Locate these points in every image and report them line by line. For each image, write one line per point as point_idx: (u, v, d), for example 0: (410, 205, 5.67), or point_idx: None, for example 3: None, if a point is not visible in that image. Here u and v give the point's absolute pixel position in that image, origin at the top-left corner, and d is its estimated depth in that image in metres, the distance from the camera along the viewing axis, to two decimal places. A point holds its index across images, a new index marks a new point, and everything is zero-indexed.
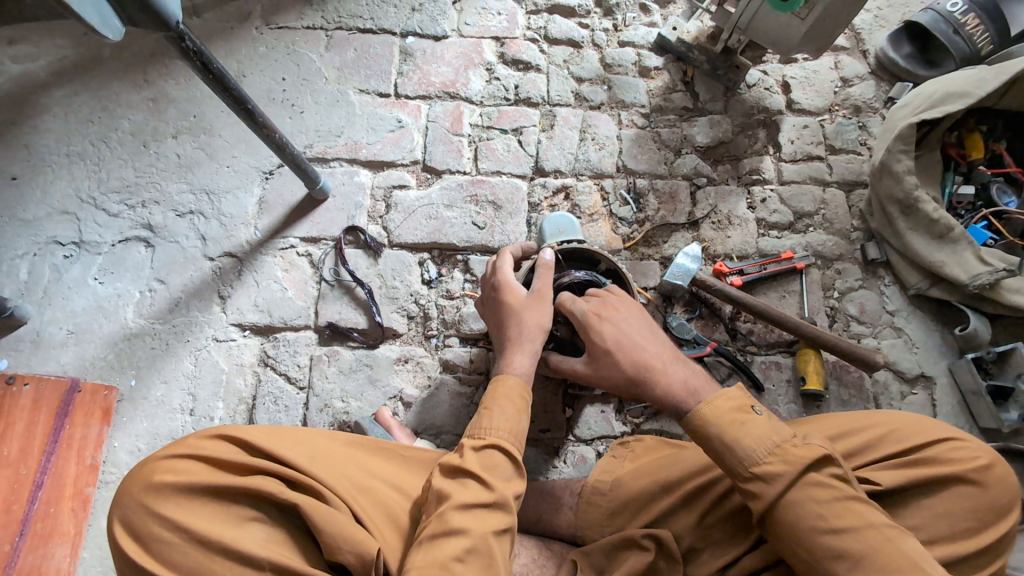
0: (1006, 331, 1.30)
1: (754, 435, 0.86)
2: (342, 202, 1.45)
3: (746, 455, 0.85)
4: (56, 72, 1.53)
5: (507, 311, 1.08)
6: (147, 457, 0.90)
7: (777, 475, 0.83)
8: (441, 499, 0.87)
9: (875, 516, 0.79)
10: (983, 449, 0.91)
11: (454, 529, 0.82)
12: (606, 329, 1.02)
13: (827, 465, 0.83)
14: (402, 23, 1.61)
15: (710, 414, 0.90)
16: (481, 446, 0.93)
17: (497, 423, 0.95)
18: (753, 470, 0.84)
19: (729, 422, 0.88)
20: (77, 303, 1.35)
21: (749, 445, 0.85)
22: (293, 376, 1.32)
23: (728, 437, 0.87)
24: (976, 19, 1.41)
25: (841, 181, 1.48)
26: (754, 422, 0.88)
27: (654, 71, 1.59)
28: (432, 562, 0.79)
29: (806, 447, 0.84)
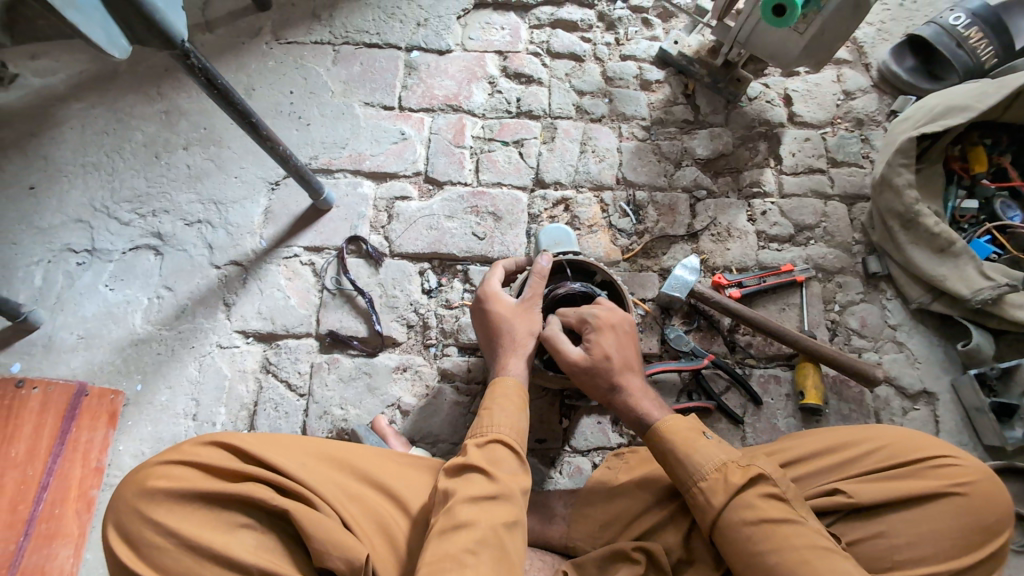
0: (1011, 347, 1.28)
1: (703, 452, 0.92)
2: (346, 212, 1.48)
3: (695, 471, 0.91)
4: (74, 86, 1.59)
5: (497, 319, 1.09)
6: (143, 463, 0.92)
7: (718, 490, 0.88)
8: (447, 496, 0.88)
9: (798, 538, 0.81)
10: (975, 467, 0.91)
11: (462, 522, 0.83)
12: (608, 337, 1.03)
13: (764, 483, 0.88)
14: (407, 38, 1.65)
15: (667, 428, 0.96)
16: (485, 441, 0.95)
17: (499, 421, 0.97)
18: (700, 484, 0.90)
19: (684, 440, 0.94)
20: (88, 309, 1.39)
21: (697, 460, 0.91)
22: (294, 383, 1.34)
23: (682, 450, 0.93)
24: (979, 33, 1.40)
25: (843, 194, 1.47)
26: (706, 442, 0.94)
27: (655, 84, 1.60)
28: (444, 555, 0.79)
29: (747, 468, 0.90)
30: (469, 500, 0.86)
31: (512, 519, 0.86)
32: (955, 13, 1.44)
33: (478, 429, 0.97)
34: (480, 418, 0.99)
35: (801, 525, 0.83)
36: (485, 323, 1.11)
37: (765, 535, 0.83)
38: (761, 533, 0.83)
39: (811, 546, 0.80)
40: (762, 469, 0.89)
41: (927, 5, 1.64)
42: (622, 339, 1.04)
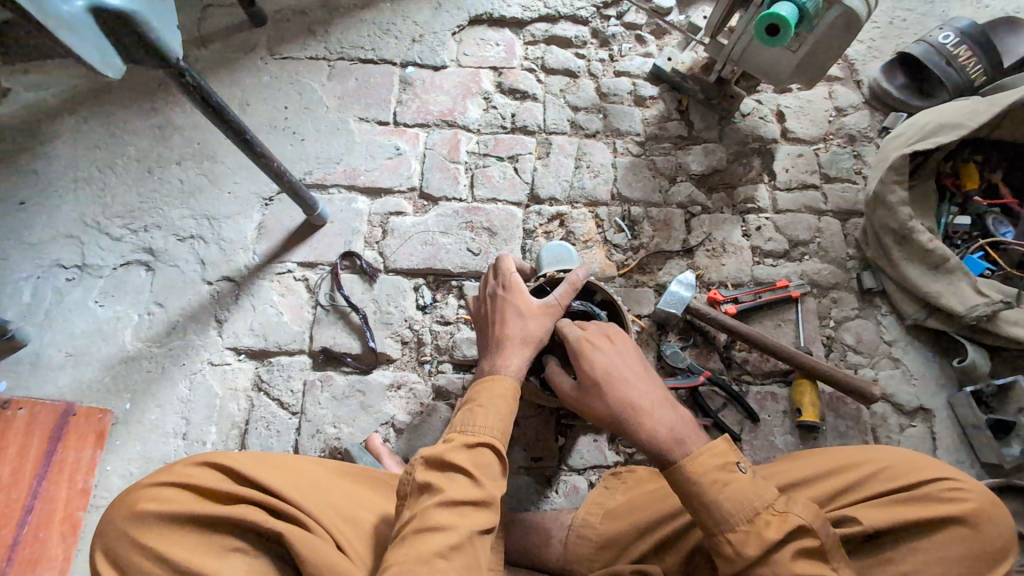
0: (1006, 364, 1.28)
1: (733, 498, 0.87)
2: (340, 227, 1.47)
3: (723, 518, 0.87)
4: (66, 100, 1.58)
5: (514, 311, 1.09)
6: (134, 485, 0.90)
7: (749, 543, 0.84)
8: (429, 490, 0.86)
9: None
10: (978, 489, 0.90)
11: (442, 525, 0.82)
12: (598, 359, 1.02)
13: (802, 535, 0.84)
14: (402, 54, 1.65)
15: (694, 467, 0.90)
16: (473, 444, 0.92)
17: (481, 426, 0.94)
18: (727, 535, 0.86)
19: (711, 481, 0.89)
20: (77, 326, 1.37)
21: (725, 508, 0.87)
22: (286, 401, 1.32)
23: (707, 496, 0.88)
24: (968, 52, 1.42)
25: (836, 210, 1.48)
26: (738, 481, 0.88)
27: (649, 100, 1.61)
28: (420, 558, 0.78)
29: (784, 515, 0.85)
30: (443, 505, 0.84)
31: (487, 527, 0.86)
32: (944, 32, 1.46)
33: (457, 428, 0.95)
34: (462, 417, 0.97)
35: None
36: (500, 310, 1.10)
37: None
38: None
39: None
40: (801, 519, 0.84)
41: (917, 23, 1.66)
42: (612, 365, 1.01)
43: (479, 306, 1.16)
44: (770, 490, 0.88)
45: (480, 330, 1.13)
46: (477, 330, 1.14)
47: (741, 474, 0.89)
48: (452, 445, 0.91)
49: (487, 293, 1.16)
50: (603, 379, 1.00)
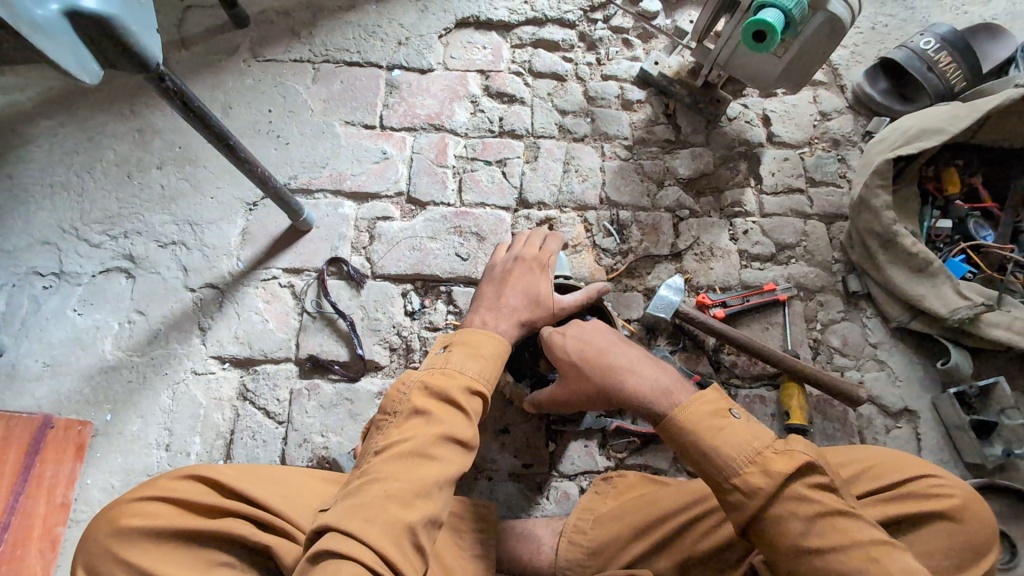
0: (987, 364, 1.31)
1: (731, 442, 0.85)
2: (326, 233, 1.45)
3: (725, 465, 0.84)
4: (42, 103, 1.54)
5: (533, 287, 1.14)
6: (116, 500, 0.87)
7: (754, 482, 0.82)
8: (429, 419, 0.90)
9: (858, 533, 0.77)
10: (960, 484, 0.91)
11: (439, 458, 0.86)
12: (566, 344, 1.06)
13: (811, 472, 0.82)
14: (388, 57, 1.63)
15: (686, 417, 0.90)
16: (474, 391, 0.96)
17: (476, 372, 0.97)
18: (732, 481, 0.83)
19: (707, 428, 0.88)
20: (55, 335, 1.34)
21: (725, 452, 0.85)
22: (273, 410, 1.30)
23: (705, 445, 0.87)
24: (948, 57, 1.45)
25: (822, 214, 1.49)
26: (733, 427, 0.87)
27: (636, 104, 1.61)
28: (418, 486, 0.82)
29: (786, 455, 0.83)
30: (440, 440, 0.88)
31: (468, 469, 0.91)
32: (924, 38, 1.48)
33: (454, 370, 0.96)
34: (457, 358, 0.98)
35: (858, 516, 0.79)
36: (529, 279, 1.16)
37: (818, 533, 0.78)
38: (809, 529, 0.78)
39: (875, 541, 0.77)
40: (807, 455, 0.83)
41: (898, 28, 1.69)
42: (587, 344, 1.05)
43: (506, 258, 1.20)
44: (768, 434, 0.87)
45: (491, 281, 1.17)
46: (488, 281, 1.17)
47: (736, 419, 0.89)
48: (455, 385, 0.94)
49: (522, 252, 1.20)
50: (580, 359, 1.03)
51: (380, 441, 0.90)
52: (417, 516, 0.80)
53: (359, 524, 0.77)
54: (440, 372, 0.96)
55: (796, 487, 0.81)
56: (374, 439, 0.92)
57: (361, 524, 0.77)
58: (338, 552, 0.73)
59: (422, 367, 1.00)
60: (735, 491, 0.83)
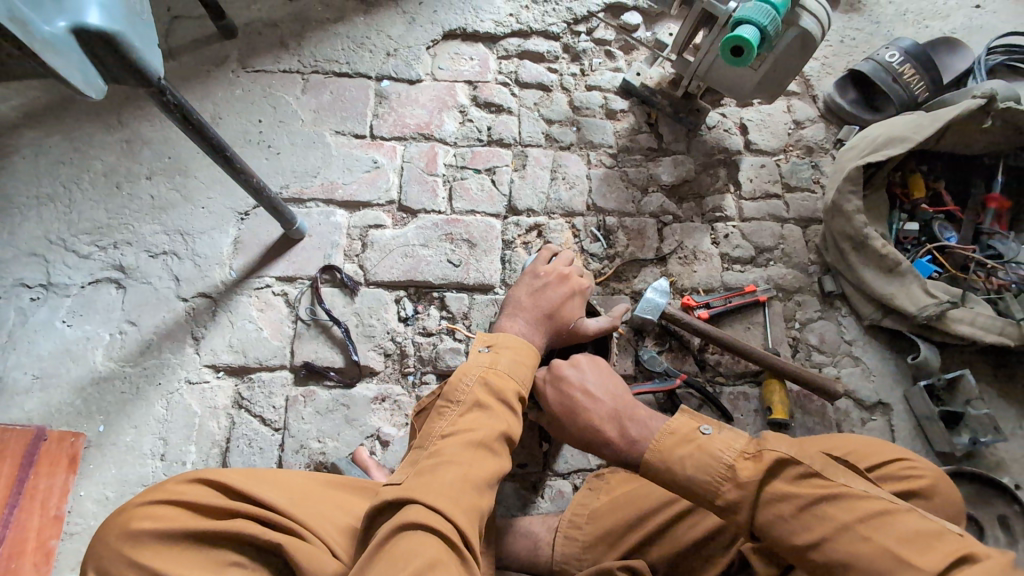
0: (953, 358, 1.38)
1: (700, 464, 0.87)
2: (319, 241, 1.47)
3: (706, 487, 0.86)
4: (25, 114, 1.53)
5: (564, 302, 1.22)
6: (124, 505, 0.89)
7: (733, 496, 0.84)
8: (485, 414, 0.95)
9: (847, 514, 0.76)
10: (928, 466, 0.97)
11: (495, 451, 0.92)
12: (548, 392, 1.10)
13: (786, 467, 0.82)
14: (377, 68, 1.66)
15: (654, 450, 0.92)
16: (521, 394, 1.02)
17: (523, 376, 1.04)
18: (719, 502, 0.86)
19: (680, 455, 0.90)
20: (44, 347, 1.33)
21: (696, 477, 0.87)
22: (269, 417, 1.31)
23: (676, 475, 0.89)
24: (911, 69, 1.53)
25: (798, 217, 1.56)
26: (701, 450, 0.89)
27: (620, 113, 1.67)
28: (488, 475, 0.88)
29: (758, 459, 0.84)
30: (501, 435, 0.94)
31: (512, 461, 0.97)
32: (890, 51, 1.56)
33: (506, 372, 1.02)
34: (507, 360, 1.04)
35: (843, 495, 0.78)
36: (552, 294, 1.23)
37: (806, 526, 0.78)
38: (798, 525, 0.78)
39: (863, 518, 0.75)
40: (776, 453, 0.83)
41: (865, 42, 1.78)
42: (568, 394, 1.07)
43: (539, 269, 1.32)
44: (740, 441, 0.88)
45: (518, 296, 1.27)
46: (525, 289, 1.25)
47: (705, 438, 0.90)
48: (508, 386, 1.00)
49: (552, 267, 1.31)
50: (562, 411, 1.07)
51: (443, 427, 0.94)
52: (487, 502, 0.86)
53: (435, 498, 0.79)
54: (494, 372, 1.01)
55: (776, 486, 0.81)
56: (435, 425, 0.95)
57: (443, 500, 0.80)
58: (425, 524, 0.76)
59: (469, 362, 1.04)
60: (724, 509, 0.85)
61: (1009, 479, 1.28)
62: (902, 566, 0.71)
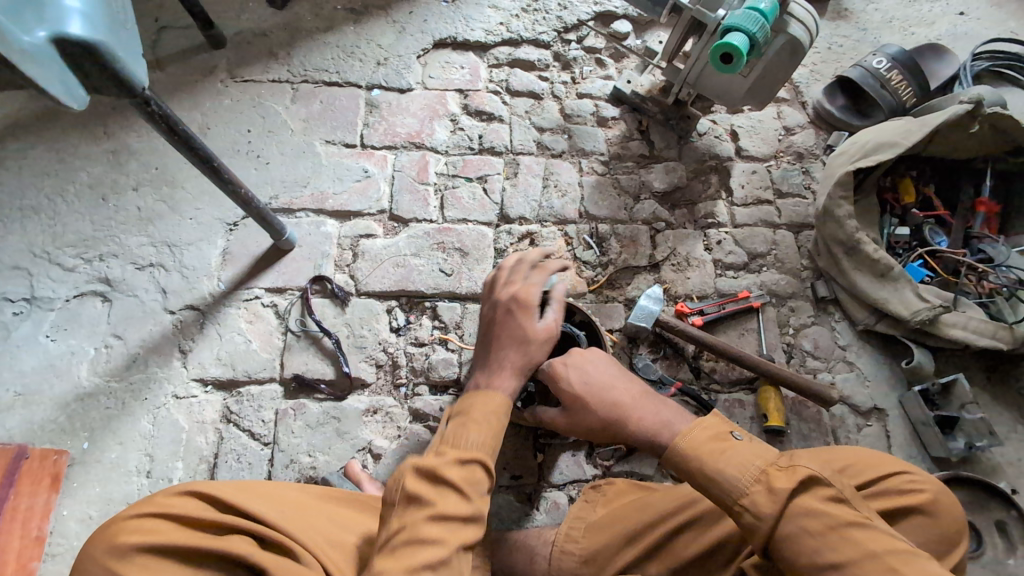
0: (947, 362, 1.38)
1: (736, 464, 0.86)
2: (309, 251, 1.45)
3: (733, 487, 0.85)
4: (9, 125, 1.50)
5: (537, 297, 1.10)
6: (114, 517, 0.87)
7: (764, 504, 0.82)
8: (416, 504, 0.84)
9: (875, 544, 0.76)
10: (928, 479, 0.93)
11: (427, 539, 0.81)
12: (572, 375, 1.05)
13: (817, 486, 0.82)
14: (367, 77, 1.65)
15: (688, 446, 0.91)
16: (464, 459, 0.89)
17: (474, 441, 0.91)
18: (742, 502, 0.84)
19: (710, 452, 0.89)
20: (27, 363, 1.30)
21: (732, 476, 0.85)
22: (257, 432, 1.28)
23: (711, 469, 0.87)
24: (899, 75, 1.55)
25: (790, 223, 1.56)
26: (736, 450, 0.88)
27: (611, 121, 1.67)
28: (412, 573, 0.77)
29: (790, 471, 0.84)
30: (435, 523, 0.82)
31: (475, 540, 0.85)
32: (877, 57, 1.58)
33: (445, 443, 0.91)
34: (448, 432, 0.93)
35: (871, 526, 0.78)
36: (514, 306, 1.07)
37: (834, 546, 0.77)
38: (821, 545, 0.78)
39: (892, 551, 0.76)
40: (809, 470, 0.83)
41: (853, 48, 1.79)
42: (593, 379, 1.04)
43: (496, 275, 1.16)
44: (769, 452, 0.88)
45: (486, 319, 1.10)
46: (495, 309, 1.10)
47: (738, 441, 0.90)
48: (445, 460, 0.88)
49: (507, 271, 1.14)
50: (585, 391, 1.03)
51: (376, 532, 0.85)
52: None
53: None
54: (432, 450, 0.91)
55: (806, 501, 0.81)
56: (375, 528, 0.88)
57: None
58: None
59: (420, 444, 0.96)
60: (745, 513, 0.84)
61: (1006, 485, 1.27)
62: None
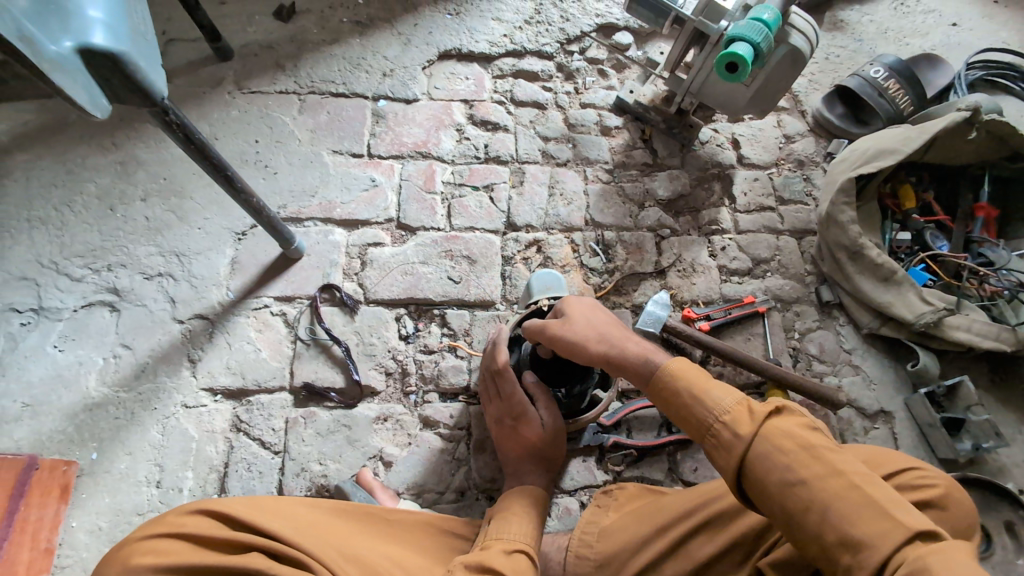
0: (951, 365, 1.40)
1: (722, 388, 0.87)
2: (318, 260, 1.46)
3: (716, 407, 0.85)
4: (18, 136, 1.51)
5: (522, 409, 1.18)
6: (126, 541, 0.87)
7: (742, 422, 0.82)
8: None
9: (844, 465, 0.75)
10: (940, 475, 0.94)
11: None
12: (579, 306, 1.11)
13: (792, 414, 0.82)
14: (374, 87, 1.67)
15: (678, 371, 0.93)
16: (513, 550, 0.93)
17: (517, 534, 0.97)
18: (723, 421, 0.83)
19: (698, 379, 0.90)
20: (35, 373, 1.29)
21: (715, 397, 0.86)
22: (268, 441, 1.28)
23: (697, 390, 0.88)
24: (896, 84, 1.58)
25: (792, 229, 1.59)
26: (720, 382, 0.90)
27: (614, 130, 1.69)
28: None
29: (768, 402, 0.84)
30: None
31: None
32: (875, 67, 1.61)
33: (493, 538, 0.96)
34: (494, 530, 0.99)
35: (840, 450, 0.78)
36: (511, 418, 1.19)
37: (801, 462, 0.76)
38: (792, 461, 0.76)
39: (859, 472, 0.75)
40: (785, 402, 0.84)
41: (849, 58, 1.83)
42: (598, 313, 1.10)
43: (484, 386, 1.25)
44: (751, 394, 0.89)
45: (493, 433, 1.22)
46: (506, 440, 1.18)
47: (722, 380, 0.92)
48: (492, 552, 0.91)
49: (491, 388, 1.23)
50: (587, 315, 1.09)
51: None
52: None
53: None
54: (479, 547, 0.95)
55: (780, 424, 0.80)
56: None
57: None
58: None
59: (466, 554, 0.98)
60: (724, 431, 0.83)
61: (1013, 485, 1.29)
62: (886, 519, 0.70)
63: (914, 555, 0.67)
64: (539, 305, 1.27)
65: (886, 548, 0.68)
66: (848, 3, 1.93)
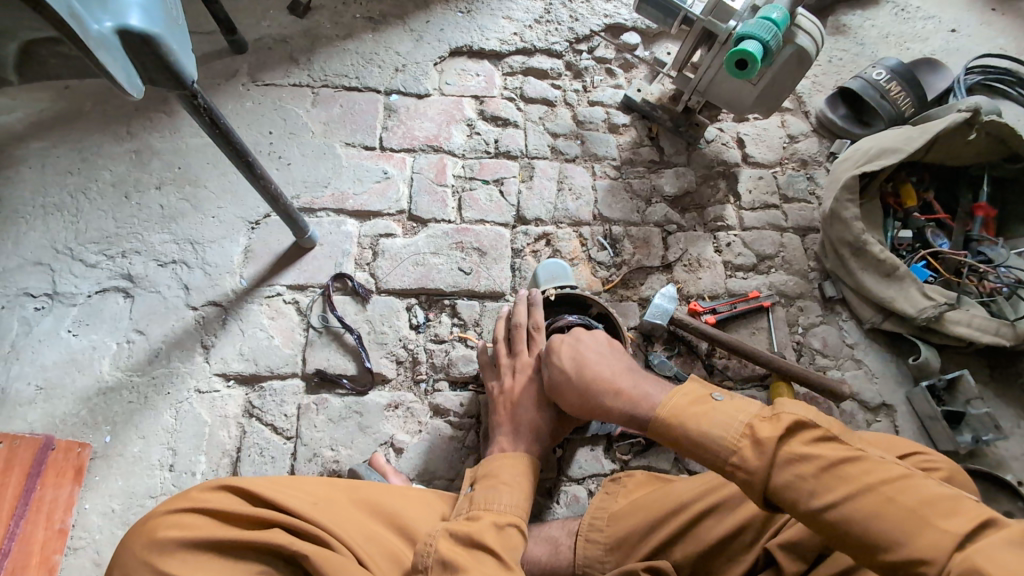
0: (951, 359, 1.43)
1: (721, 424, 0.87)
2: (330, 249, 1.48)
3: (720, 446, 0.86)
4: (34, 124, 1.53)
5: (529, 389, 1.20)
6: (151, 512, 0.90)
7: (750, 457, 0.82)
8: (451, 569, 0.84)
9: (870, 476, 0.75)
10: (944, 459, 0.96)
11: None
12: (563, 350, 1.13)
13: (802, 430, 0.82)
14: (385, 82, 1.70)
15: (672, 415, 0.93)
16: (503, 523, 0.94)
17: (508, 504, 0.98)
18: (733, 460, 0.84)
19: (695, 417, 0.90)
20: (49, 356, 1.31)
21: (717, 436, 0.86)
22: (281, 426, 1.29)
23: (695, 433, 0.89)
24: (897, 87, 1.62)
25: (796, 227, 1.62)
26: (717, 412, 0.89)
27: (622, 128, 1.72)
28: None
29: (774, 420, 0.84)
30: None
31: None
32: (877, 70, 1.65)
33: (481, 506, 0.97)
34: (483, 494, 1.00)
35: (864, 458, 0.77)
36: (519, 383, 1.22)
37: (827, 485, 0.76)
38: (819, 486, 0.77)
39: (886, 479, 0.74)
40: (794, 415, 0.83)
41: (852, 61, 1.87)
42: (574, 351, 1.11)
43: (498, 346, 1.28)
44: (755, 406, 0.89)
45: (500, 396, 1.22)
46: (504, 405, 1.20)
47: (719, 401, 0.91)
48: (483, 522, 0.93)
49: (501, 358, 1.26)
50: (569, 364, 1.10)
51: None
52: None
53: None
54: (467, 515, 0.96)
55: (792, 448, 0.80)
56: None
57: None
58: None
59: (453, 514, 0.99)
60: (739, 470, 0.83)
61: (1011, 477, 1.31)
62: (922, 526, 0.70)
63: (962, 559, 0.67)
64: (547, 292, 1.32)
65: (937, 560, 0.68)
66: (850, 8, 1.97)
